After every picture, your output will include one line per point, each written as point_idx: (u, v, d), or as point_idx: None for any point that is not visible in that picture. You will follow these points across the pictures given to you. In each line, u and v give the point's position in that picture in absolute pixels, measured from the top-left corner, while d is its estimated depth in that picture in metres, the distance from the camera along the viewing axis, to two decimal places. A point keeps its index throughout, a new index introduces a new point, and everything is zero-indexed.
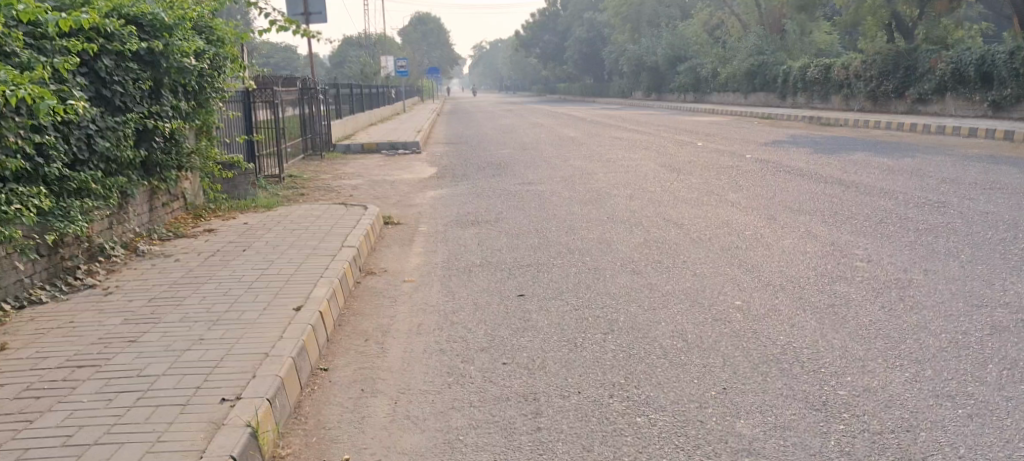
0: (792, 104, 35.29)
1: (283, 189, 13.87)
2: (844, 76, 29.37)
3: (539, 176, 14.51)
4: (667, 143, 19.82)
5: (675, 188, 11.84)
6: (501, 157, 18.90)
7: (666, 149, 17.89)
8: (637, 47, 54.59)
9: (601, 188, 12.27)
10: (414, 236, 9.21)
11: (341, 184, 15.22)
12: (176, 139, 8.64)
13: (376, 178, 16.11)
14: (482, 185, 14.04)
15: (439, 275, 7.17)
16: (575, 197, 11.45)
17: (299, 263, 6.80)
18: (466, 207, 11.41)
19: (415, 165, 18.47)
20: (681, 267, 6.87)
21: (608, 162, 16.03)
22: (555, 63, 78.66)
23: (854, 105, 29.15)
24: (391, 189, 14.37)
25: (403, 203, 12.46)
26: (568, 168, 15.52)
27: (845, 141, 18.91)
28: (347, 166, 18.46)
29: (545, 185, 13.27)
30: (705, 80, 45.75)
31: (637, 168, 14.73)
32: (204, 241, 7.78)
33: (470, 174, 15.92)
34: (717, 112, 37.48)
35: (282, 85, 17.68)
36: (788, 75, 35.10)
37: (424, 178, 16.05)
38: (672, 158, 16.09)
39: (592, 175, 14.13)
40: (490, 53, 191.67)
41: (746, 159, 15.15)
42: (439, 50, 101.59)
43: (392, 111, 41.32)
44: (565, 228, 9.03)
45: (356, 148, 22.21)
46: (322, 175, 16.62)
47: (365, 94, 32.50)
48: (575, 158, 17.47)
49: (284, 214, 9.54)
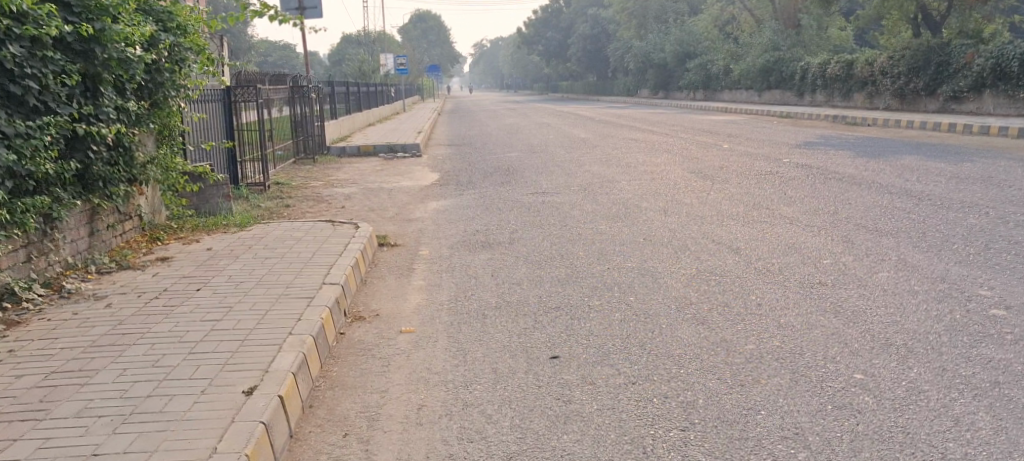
0: (810, 102, 33.66)
1: (268, 201, 12.38)
2: (868, 72, 27.77)
3: (553, 184, 13.00)
4: (689, 144, 18.27)
5: (713, 200, 10.30)
6: (510, 162, 17.35)
7: (689, 153, 16.34)
8: (644, 44, 52.98)
9: (627, 200, 10.75)
10: (416, 262, 7.72)
11: (333, 193, 13.71)
12: (125, 147, 7.18)
13: (372, 186, 14.60)
14: (491, 194, 12.54)
15: (446, 321, 5.65)
16: (599, 212, 9.94)
17: (263, 311, 5.26)
18: (475, 222, 9.91)
19: (415, 170, 16.94)
20: (759, 314, 5.36)
21: (629, 168, 14.49)
22: (558, 61, 76.99)
23: (880, 104, 27.54)
24: (388, 199, 12.86)
25: (401, 216, 10.96)
26: (585, 174, 13.99)
27: (885, 143, 17.32)
28: (340, 172, 16.93)
29: (563, 195, 11.77)
30: (716, 78, 44.08)
31: (662, 175, 13.19)
32: (150, 276, 6.27)
33: (476, 181, 14.40)
34: (730, 111, 35.86)
35: (270, 84, 16.14)
36: (806, 71, 33.47)
37: (425, 185, 14.52)
38: (700, 163, 14.54)
39: (613, 183, 12.60)
40: (491, 52, 190.07)
41: (783, 164, 13.60)
42: (439, 49, 99.99)
43: (392, 111, 39.74)
44: (596, 253, 7.54)
45: (352, 151, 20.70)
46: (314, 182, 15.12)
47: (363, 93, 30.92)
48: (591, 162, 15.96)
49: (256, 236, 7.98)
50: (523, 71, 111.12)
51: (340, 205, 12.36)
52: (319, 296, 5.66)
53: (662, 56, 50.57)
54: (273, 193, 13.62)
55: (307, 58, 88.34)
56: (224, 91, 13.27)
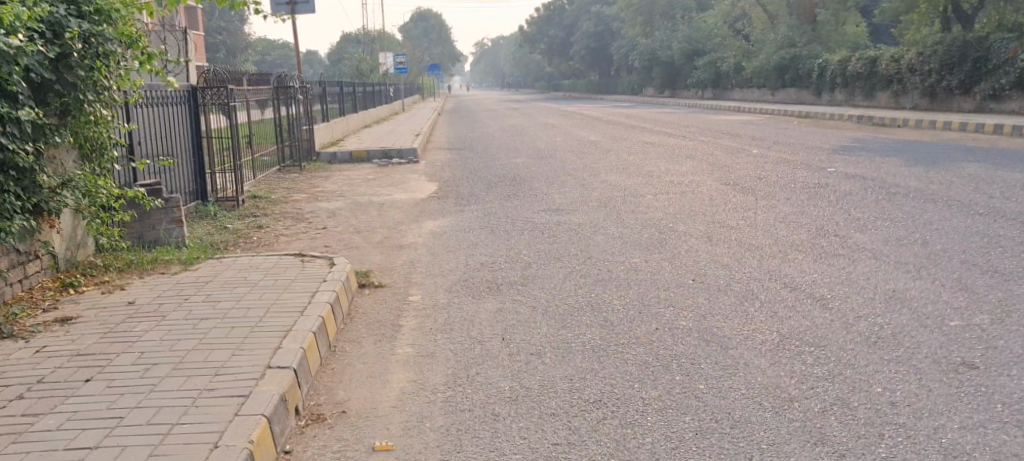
0: (830, 101, 31.94)
1: (239, 220, 10.71)
2: (895, 69, 26.03)
3: (567, 199, 11.31)
4: (712, 150, 16.58)
5: (763, 222, 8.60)
6: (516, 169, 15.66)
7: (716, 160, 14.62)
8: (650, 41, 51.25)
9: (657, 221, 9.05)
10: (404, 311, 6.07)
11: (316, 208, 12.02)
12: (21, 169, 5.62)
13: (361, 199, 12.91)
14: (496, 211, 10.86)
15: (440, 426, 4.06)
16: (627, 238, 8.25)
17: (170, 429, 3.64)
18: (476, 250, 8.24)
19: (410, 178, 15.26)
20: (897, 428, 3.71)
21: (651, 178, 12.79)
22: (560, 58, 75.21)
23: (908, 103, 25.83)
24: (377, 217, 11.18)
25: (390, 240, 9.29)
26: (601, 186, 12.28)
27: (933, 147, 15.58)
28: (327, 181, 15.24)
29: (580, 213, 10.08)
30: (727, 76, 42.35)
31: (693, 188, 11.49)
32: (31, 355, 4.58)
33: (478, 193, 12.72)
34: (744, 110, 34.14)
35: (247, 85, 14.44)
36: (825, 68, 31.77)
37: (420, 198, 12.84)
38: (732, 172, 12.83)
39: (636, 199, 10.92)
40: (492, 50, 188.38)
41: (829, 174, 11.89)
42: (439, 47, 98.21)
43: (390, 111, 38.05)
44: (634, 303, 5.86)
45: (343, 156, 18.99)
46: (295, 195, 13.45)
47: (358, 92, 29.18)
48: (605, 170, 14.26)
49: (200, 278, 6.33)
50: (525, 68, 109.34)
51: (322, 223, 10.69)
52: (257, 389, 4.06)
53: (669, 53, 48.82)
54: (247, 208, 11.96)
55: (305, 57, 86.64)
56: (190, 88, 11.61)
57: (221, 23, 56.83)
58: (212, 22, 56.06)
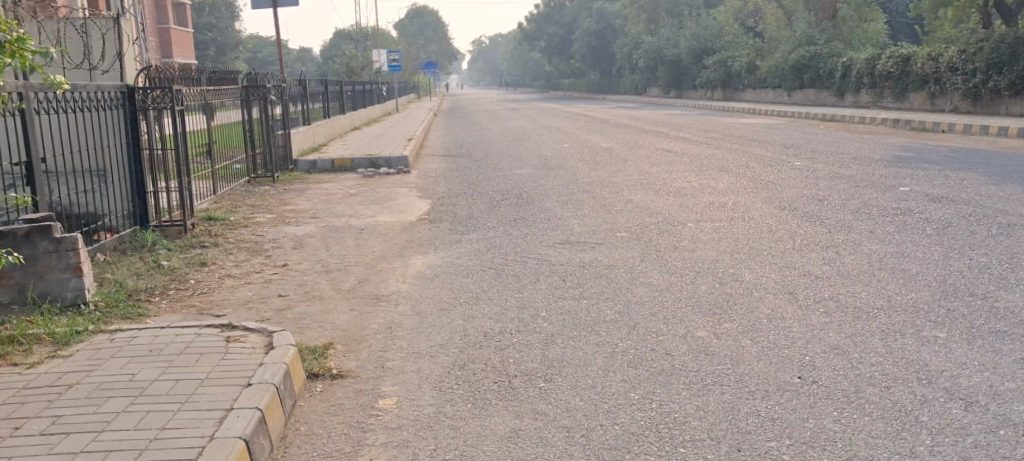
0: (852, 104, 30.04)
1: (181, 255, 8.68)
2: (932, 69, 24.47)
3: (586, 227, 9.28)
4: (745, 161, 14.58)
5: (854, 269, 6.59)
6: (522, 183, 13.66)
7: (755, 175, 12.62)
8: (656, 39, 49.28)
9: (710, 267, 7.00)
10: (366, 435, 4.01)
11: (282, 235, 9.96)
12: None
13: (337, 221, 10.87)
14: (501, 242, 8.81)
15: None
16: (677, 297, 6.18)
17: None
18: (475, 310, 6.18)
19: (399, 194, 13.20)
20: None
21: (685, 198, 10.76)
22: (561, 58, 73.25)
23: (945, 105, 24.31)
24: (354, 249, 9.12)
25: (366, 288, 7.25)
26: (627, 210, 10.26)
27: (1001, 158, 13.59)
28: (302, 197, 13.19)
29: (606, 249, 8.03)
30: (738, 76, 40.43)
31: (741, 212, 9.47)
32: None
33: (477, 218, 10.68)
34: (760, 112, 32.22)
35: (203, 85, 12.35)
36: (849, 67, 29.94)
37: (409, 221, 10.80)
38: (780, 192, 10.82)
39: (673, 228, 8.88)
40: (490, 49, 186.51)
41: (903, 196, 9.86)
42: (438, 45, 96.34)
43: (384, 112, 36.01)
44: (721, 431, 3.82)
45: (325, 164, 16.87)
46: (261, 216, 11.38)
47: (348, 92, 27.12)
48: (626, 188, 12.24)
49: (62, 374, 4.35)
50: (524, 68, 107.21)
51: (284, 260, 8.63)
52: None
53: (676, 52, 46.84)
54: (196, 234, 9.92)
55: (298, 55, 84.61)
56: (126, 88, 9.52)
57: (211, 20, 54.85)
58: (203, 19, 54.15)
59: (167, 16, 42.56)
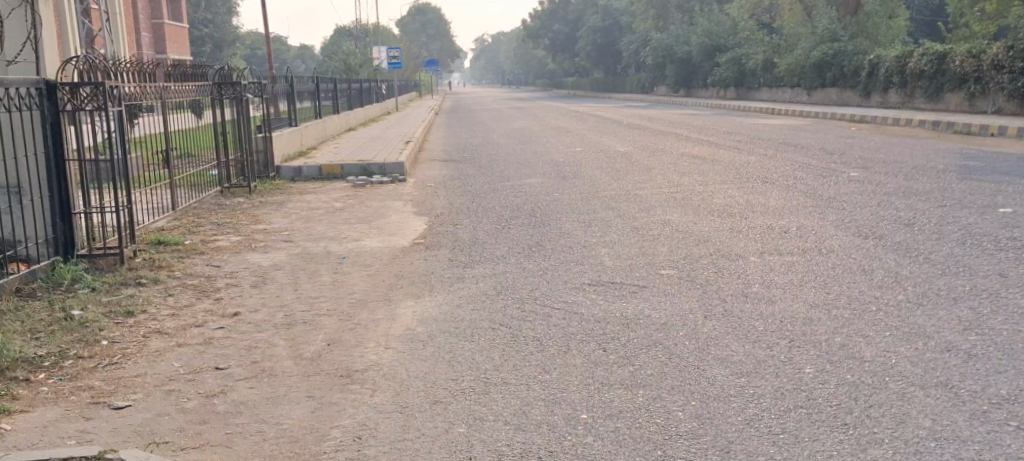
0: (879, 104, 28.20)
1: (103, 296, 6.77)
2: (973, 67, 22.65)
3: (621, 261, 7.41)
4: (788, 171, 12.72)
5: (1013, 342, 4.73)
6: (533, 196, 11.81)
7: (808, 189, 10.77)
8: (664, 35, 47.39)
9: (808, 332, 5.12)
10: None
11: (242, 266, 8.06)
12: None
13: (314, 245, 8.97)
14: (515, 283, 6.95)
15: None
16: (777, 389, 4.33)
17: None
18: (485, 409, 4.34)
19: (391, 209, 11.33)
20: None
21: (734, 221, 8.91)
22: (564, 55, 71.33)
23: (987, 107, 22.50)
24: (328, 287, 7.24)
25: (337, 355, 5.38)
26: (666, 235, 8.39)
27: None
28: (278, 211, 11.32)
29: (654, 297, 6.17)
30: (752, 74, 38.58)
31: (812, 242, 7.61)
32: None
33: (483, 242, 8.82)
34: (780, 112, 30.33)
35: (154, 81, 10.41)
36: (877, 66, 28.12)
37: (402, 246, 8.93)
38: (848, 212, 8.97)
39: (732, 265, 7.00)
40: (491, 47, 184.53)
41: (1008, 220, 8.02)
42: (438, 43, 94.42)
43: (381, 110, 34.04)
44: None
45: (310, 171, 14.87)
46: (223, 237, 9.48)
47: (343, 89, 25.15)
48: (658, 204, 10.39)
49: None
50: (526, 65, 105.29)
51: (237, 305, 6.70)
52: None
53: (687, 49, 44.96)
54: (136, 262, 7.96)
55: (295, 52, 82.69)
56: (44, 83, 7.50)
57: (207, 16, 52.68)
58: (198, 14, 52.00)
59: (159, 10, 40.47)
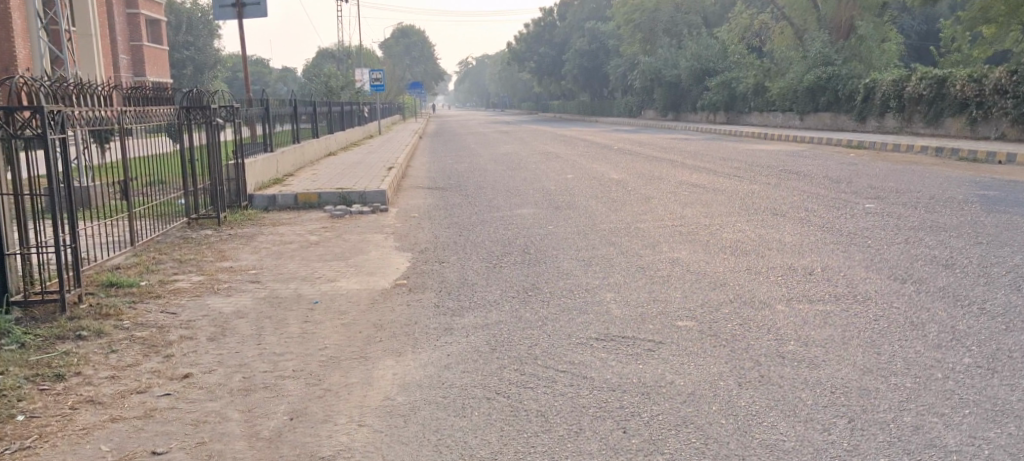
0: (875, 129, 27.57)
1: (33, 354, 5.82)
2: (974, 92, 22.01)
3: (629, 310, 6.54)
4: (798, 202, 11.91)
5: None
6: (525, 229, 10.94)
7: (825, 223, 9.95)
8: (652, 59, 46.83)
9: (870, 407, 4.30)
10: None
11: (200, 313, 7.11)
12: None
13: (284, 287, 8.05)
14: (511, 336, 6.07)
15: None
16: None
17: None
18: None
19: (371, 243, 10.42)
20: None
21: (751, 260, 8.07)
22: (551, 78, 70.71)
23: (989, 132, 21.87)
24: (296, 340, 6.32)
25: (302, 435, 4.48)
26: (678, 277, 7.53)
27: None
28: (248, 246, 10.40)
29: (674, 357, 5.29)
30: (742, 98, 37.98)
31: (845, 288, 6.77)
32: None
33: (474, 284, 7.93)
34: (773, 137, 29.66)
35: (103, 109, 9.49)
36: (872, 90, 27.52)
37: (382, 287, 8.03)
38: (876, 250, 8.15)
39: (757, 314, 6.14)
40: (476, 70, 184.35)
41: None
42: (423, 66, 93.80)
43: (365, 135, 33.19)
44: None
45: (286, 200, 13.94)
46: (183, 278, 8.55)
47: (324, 113, 24.26)
48: (662, 239, 9.54)
49: None
50: (512, 89, 104.70)
51: (188, 365, 5.76)
52: None
53: (675, 73, 44.39)
54: (79, 310, 7.01)
55: (279, 75, 81.87)
56: None
57: (189, 38, 51.80)
58: (180, 37, 51.17)
59: (139, 32, 39.61)
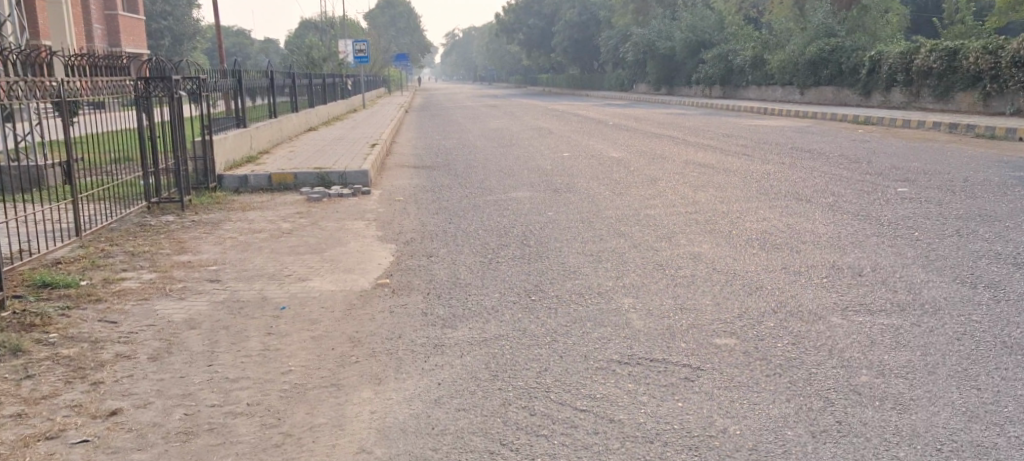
0: (879, 103, 26.55)
1: None
2: (988, 65, 20.97)
3: (652, 323, 5.50)
4: (820, 185, 10.86)
5: None
6: (520, 216, 9.86)
7: (857, 210, 8.91)
8: (645, 31, 45.59)
9: None
10: None
11: (145, 323, 6.02)
12: None
13: (247, 288, 6.97)
14: (514, 358, 5.03)
15: None
16: None
17: None
18: None
19: (351, 232, 9.34)
20: None
21: (784, 256, 7.02)
22: (540, 51, 69.27)
23: (1003, 108, 20.88)
24: (254, 361, 5.26)
25: None
26: (705, 279, 6.50)
27: None
28: (211, 235, 9.30)
29: (719, 392, 4.28)
30: (738, 72, 36.86)
31: (905, 294, 5.74)
32: None
33: (466, 284, 6.88)
34: (773, 112, 28.58)
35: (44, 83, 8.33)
36: (876, 63, 26.44)
37: (360, 288, 6.96)
38: (927, 245, 7.13)
39: (810, 330, 5.12)
40: (464, 43, 182.28)
41: None
42: (410, 38, 92.12)
43: (349, 109, 31.92)
44: None
45: (259, 181, 12.80)
46: (133, 275, 7.45)
47: (305, 85, 22.99)
48: (677, 230, 8.49)
49: None
50: (500, 62, 103.03)
51: (119, 397, 4.66)
52: None
53: (669, 46, 43.15)
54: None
55: (262, 47, 80.08)
56: None
57: (168, 8, 50.05)
58: (158, 6, 49.46)
59: (115, 1, 37.97)
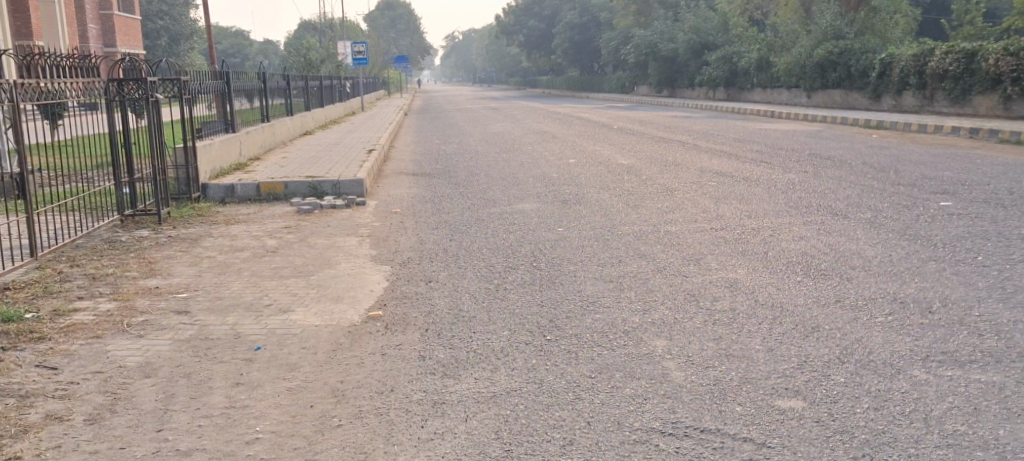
0: (892, 107, 25.64)
1: None
2: (1010, 67, 20.06)
3: (695, 375, 4.58)
4: (854, 198, 9.93)
5: None
6: (526, 231, 8.93)
7: (903, 229, 7.98)
8: (648, 32, 44.66)
9: None
10: None
11: (90, 369, 5.10)
12: None
13: (216, 322, 6.04)
14: (532, 423, 4.13)
15: None
16: None
17: None
18: None
19: (341, 250, 8.42)
20: None
21: (834, 287, 6.09)
22: (540, 53, 68.30)
23: None
24: (221, 422, 4.35)
25: None
26: (748, 314, 5.58)
27: None
28: (186, 253, 8.38)
29: None
30: (744, 73, 35.96)
31: (992, 339, 4.83)
32: None
33: (471, 318, 5.96)
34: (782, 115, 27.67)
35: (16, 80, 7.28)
36: (888, 65, 25.51)
37: (348, 321, 6.04)
38: (996, 274, 6.21)
39: (891, 392, 4.23)
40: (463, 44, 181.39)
41: None
42: (409, 39, 91.16)
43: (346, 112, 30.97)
44: None
45: (246, 189, 11.86)
46: (90, 304, 6.54)
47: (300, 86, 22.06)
48: (705, 251, 7.55)
49: None
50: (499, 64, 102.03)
51: None
52: None
53: (672, 47, 42.23)
54: None
55: (260, 48, 79.05)
56: None
57: (164, 7, 49.05)
58: (153, 5, 48.49)
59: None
